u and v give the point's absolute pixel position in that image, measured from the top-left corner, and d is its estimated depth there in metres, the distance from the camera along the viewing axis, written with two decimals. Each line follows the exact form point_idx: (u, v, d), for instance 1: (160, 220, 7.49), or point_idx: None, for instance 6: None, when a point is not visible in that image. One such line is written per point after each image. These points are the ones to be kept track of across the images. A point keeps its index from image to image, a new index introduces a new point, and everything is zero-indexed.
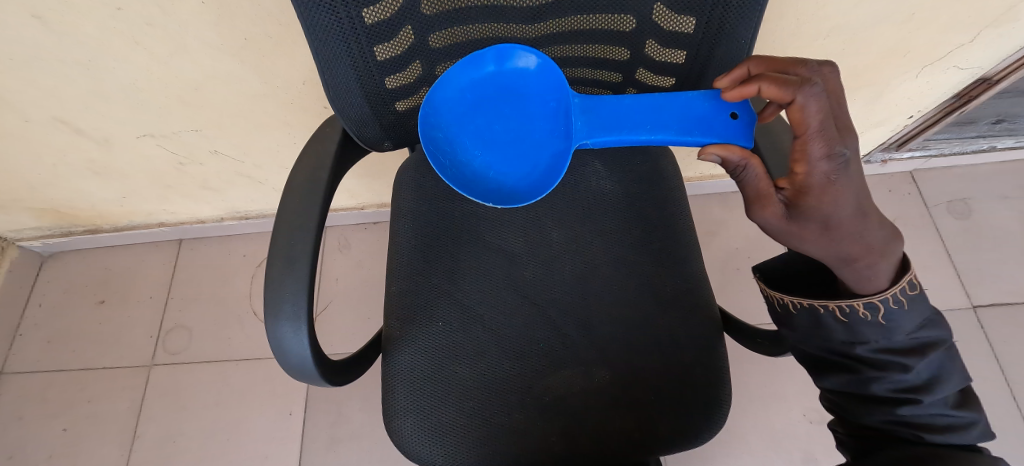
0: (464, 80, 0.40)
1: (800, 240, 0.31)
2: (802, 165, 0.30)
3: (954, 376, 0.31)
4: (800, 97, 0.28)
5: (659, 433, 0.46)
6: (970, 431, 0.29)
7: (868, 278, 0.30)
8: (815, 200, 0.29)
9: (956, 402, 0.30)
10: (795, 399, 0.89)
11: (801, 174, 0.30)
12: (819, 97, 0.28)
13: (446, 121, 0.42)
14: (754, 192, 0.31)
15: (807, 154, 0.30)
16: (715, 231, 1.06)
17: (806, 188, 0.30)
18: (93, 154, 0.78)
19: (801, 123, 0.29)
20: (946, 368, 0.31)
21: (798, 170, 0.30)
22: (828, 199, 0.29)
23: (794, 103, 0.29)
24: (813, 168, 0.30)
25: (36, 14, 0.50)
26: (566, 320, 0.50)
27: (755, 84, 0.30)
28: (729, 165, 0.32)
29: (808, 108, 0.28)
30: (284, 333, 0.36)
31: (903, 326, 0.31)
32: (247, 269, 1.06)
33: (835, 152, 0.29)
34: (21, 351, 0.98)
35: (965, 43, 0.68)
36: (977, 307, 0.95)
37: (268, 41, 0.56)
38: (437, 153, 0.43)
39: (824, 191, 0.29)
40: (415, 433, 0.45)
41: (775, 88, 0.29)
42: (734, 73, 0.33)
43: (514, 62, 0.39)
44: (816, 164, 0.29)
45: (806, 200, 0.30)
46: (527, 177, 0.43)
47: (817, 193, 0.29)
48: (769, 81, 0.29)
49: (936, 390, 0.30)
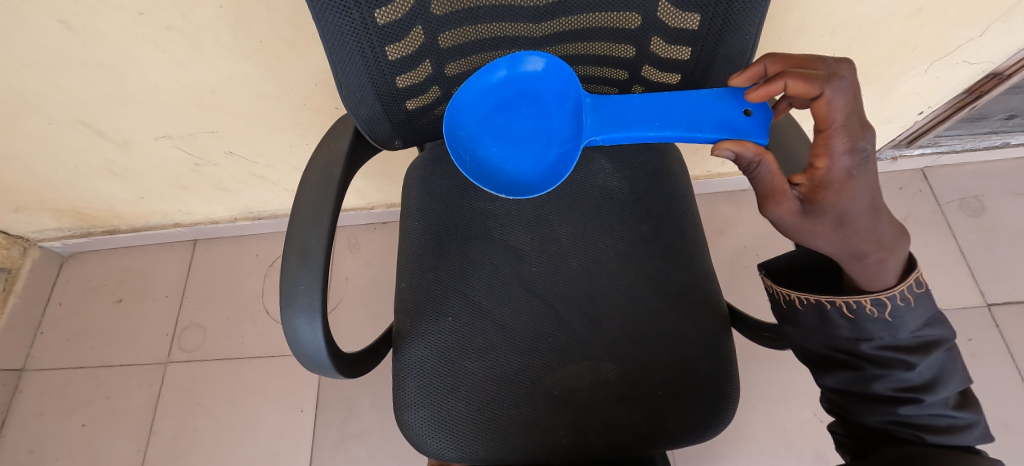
0: (484, 85, 0.41)
1: (813, 236, 0.31)
2: (823, 159, 0.30)
3: (955, 377, 0.31)
4: (827, 91, 0.29)
5: (667, 426, 0.46)
6: (969, 433, 0.30)
7: (877, 273, 0.31)
8: (834, 194, 0.30)
9: (955, 402, 0.31)
10: (805, 397, 0.88)
11: (821, 168, 0.30)
12: (845, 92, 0.29)
13: (467, 120, 0.42)
14: (768, 188, 0.31)
15: (830, 148, 0.30)
16: (723, 229, 1.06)
17: (826, 183, 0.30)
18: (113, 156, 0.80)
19: (826, 117, 0.29)
20: (948, 368, 0.31)
21: (819, 165, 0.30)
22: (846, 194, 0.29)
23: (820, 97, 0.29)
24: (834, 162, 0.30)
25: (61, 19, 0.52)
26: (573, 315, 0.51)
27: (781, 80, 0.30)
28: (742, 161, 0.31)
29: (834, 102, 0.29)
30: (299, 325, 0.37)
31: (908, 323, 0.31)
32: (259, 268, 1.08)
33: (858, 147, 0.29)
34: (41, 350, 1.01)
35: (975, 37, 0.67)
36: (991, 306, 0.94)
37: (282, 44, 0.57)
38: (457, 149, 0.43)
39: (844, 185, 0.29)
40: (425, 425, 0.46)
41: (802, 82, 0.29)
42: (750, 71, 0.34)
43: (524, 67, 0.40)
44: (838, 158, 0.29)
45: (824, 195, 0.30)
46: (539, 168, 0.43)
47: (837, 187, 0.29)
48: (796, 76, 0.30)
49: (937, 390, 0.31)
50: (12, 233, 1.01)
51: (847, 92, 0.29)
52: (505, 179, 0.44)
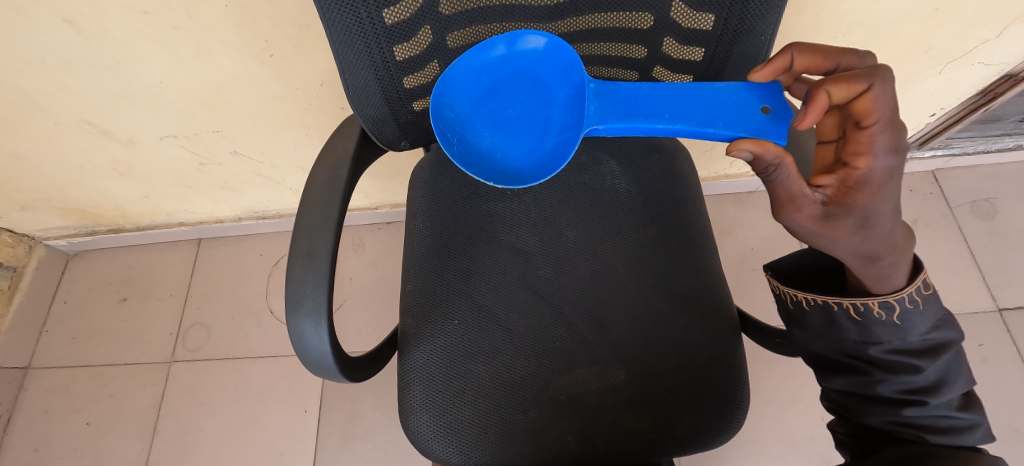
0: (477, 62, 0.40)
1: (832, 240, 0.30)
2: (864, 159, 0.28)
3: (960, 379, 0.30)
4: (875, 85, 0.27)
5: (675, 435, 0.45)
6: (971, 435, 0.29)
7: (888, 276, 0.30)
8: (866, 196, 0.28)
9: (960, 405, 0.30)
10: (813, 402, 0.88)
11: (862, 168, 0.28)
12: (890, 88, 0.27)
13: (459, 101, 0.41)
14: (786, 193, 0.30)
15: (873, 147, 0.28)
16: (730, 231, 1.05)
17: (862, 184, 0.28)
18: (118, 155, 0.80)
19: (869, 112, 0.27)
20: (953, 371, 0.30)
21: (858, 165, 0.29)
22: (880, 196, 0.28)
23: (866, 93, 0.27)
24: (876, 162, 0.28)
25: (66, 18, 0.51)
26: (581, 319, 0.50)
27: (822, 91, 0.27)
28: (761, 164, 0.29)
29: (882, 98, 0.27)
30: (305, 328, 0.37)
31: (916, 326, 0.30)
32: (264, 267, 1.08)
33: (897, 146, 0.28)
34: (46, 348, 1.01)
35: (991, 37, 0.66)
36: (1002, 310, 0.92)
37: (288, 43, 0.57)
38: (444, 132, 0.43)
39: (880, 188, 0.28)
40: (431, 429, 0.46)
41: (845, 87, 0.27)
42: (778, 61, 0.33)
43: (522, 45, 0.39)
44: (880, 158, 0.28)
45: (856, 196, 0.28)
46: (531, 156, 0.43)
47: (874, 189, 0.28)
48: (837, 82, 0.27)
49: (941, 392, 0.30)
50: (18, 232, 1.01)
51: (891, 86, 0.27)
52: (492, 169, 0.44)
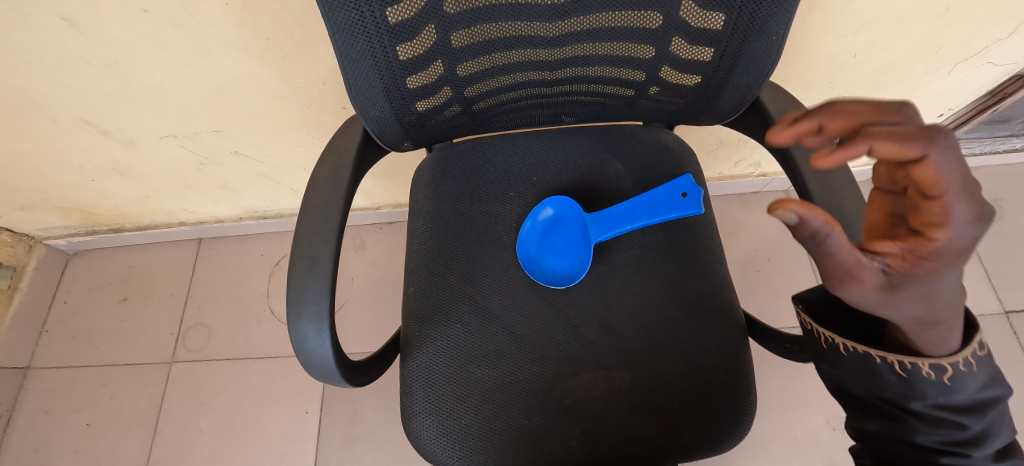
0: None
1: (895, 308, 0.25)
2: (942, 230, 0.22)
3: (1002, 434, 0.29)
4: (934, 155, 0.20)
5: (682, 440, 0.45)
6: None
7: (945, 341, 0.27)
8: (938, 269, 0.23)
9: (999, 459, 0.28)
10: (817, 404, 0.87)
11: (938, 240, 0.22)
12: (956, 147, 0.21)
13: None
14: (841, 267, 0.24)
15: (947, 219, 0.22)
16: (734, 232, 1.04)
17: (939, 257, 0.22)
18: (118, 155, 0.79)
19: (935, 183, 0.21)
20: (998, 426, 0.28)
21: (934, 237, 0.22)
22: (953, 268, 0.23)
23: (924, 161, 0.21)
24: (959, 235, 0.22)
25: (64, 16, 0.50)
26: (586, 323, 0.49)
27: (864, 144, 0.21)
28: (801, 231, 0.23)
29: (946, 166, 0.20)
30: (306, 333, 0.36)
31: (967, 385, 0.28)
32: (265, 268, 1.07)
33: (981, 213, 0.21)
34: (46, 347, 1.01)
35: (1002, 38, 0.65)
36: (1009, 313, 0.91)
37: (289, 42, 0.56)
38: None
39: (956, 260, 0.22)
40: (434, 434, 0.45)
41: (895, 146, 0.21)
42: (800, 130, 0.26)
43: None
44: (962, 230, 0.21)
45: (927, 271, 0.23)
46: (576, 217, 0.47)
47: (952, 260, 0.22)
48: (883, 138, 0.21)
49: (986, 449, 0.28)
50: (17, 231, 1.01)
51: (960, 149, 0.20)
52: (559, 241, 0.53)
